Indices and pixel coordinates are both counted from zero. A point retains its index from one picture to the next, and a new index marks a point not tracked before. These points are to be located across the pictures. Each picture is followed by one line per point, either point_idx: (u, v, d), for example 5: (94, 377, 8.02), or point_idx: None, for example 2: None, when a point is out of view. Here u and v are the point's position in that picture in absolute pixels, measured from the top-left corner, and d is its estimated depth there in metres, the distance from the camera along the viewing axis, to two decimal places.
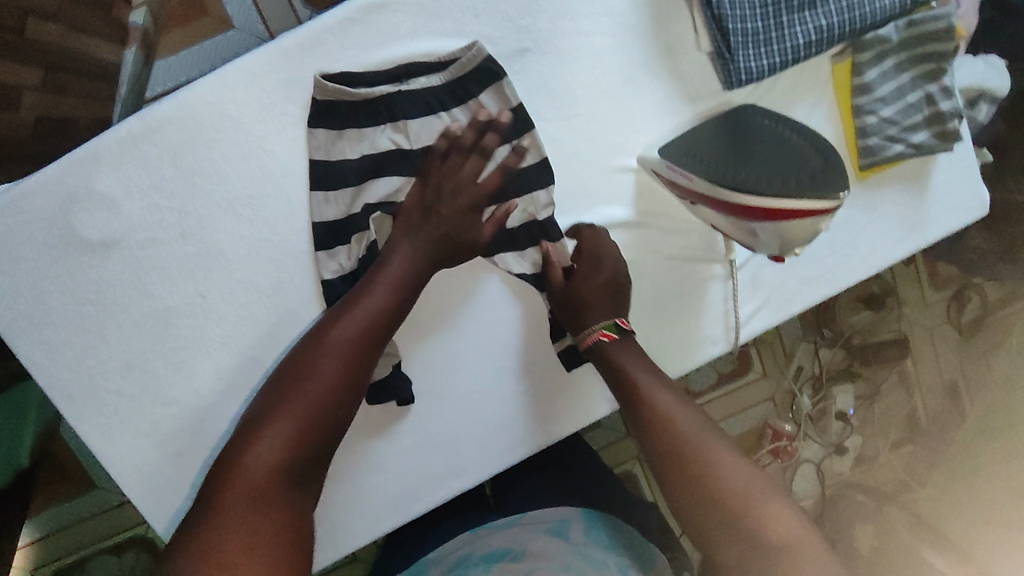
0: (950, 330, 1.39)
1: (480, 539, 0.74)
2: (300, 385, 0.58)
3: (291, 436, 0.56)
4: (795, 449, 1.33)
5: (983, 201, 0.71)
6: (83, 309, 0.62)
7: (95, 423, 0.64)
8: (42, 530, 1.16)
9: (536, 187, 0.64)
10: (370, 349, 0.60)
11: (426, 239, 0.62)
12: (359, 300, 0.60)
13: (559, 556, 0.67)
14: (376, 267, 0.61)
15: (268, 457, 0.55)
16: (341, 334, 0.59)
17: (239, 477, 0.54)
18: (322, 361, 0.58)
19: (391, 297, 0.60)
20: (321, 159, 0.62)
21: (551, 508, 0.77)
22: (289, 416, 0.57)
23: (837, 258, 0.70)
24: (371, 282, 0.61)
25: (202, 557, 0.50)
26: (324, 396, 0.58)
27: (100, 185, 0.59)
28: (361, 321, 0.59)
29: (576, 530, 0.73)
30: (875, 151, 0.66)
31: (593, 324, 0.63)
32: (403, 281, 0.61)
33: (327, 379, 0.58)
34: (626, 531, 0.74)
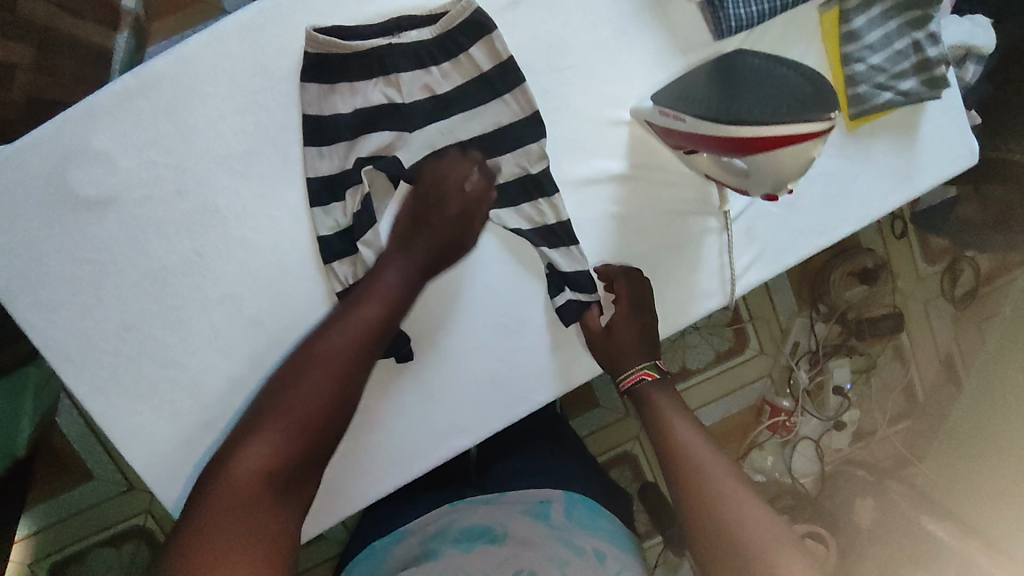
0: (944, 304, 1.40)
1: (459, 516, 0.74)
2: (290, 398, 0.58)
3: (280, 443, 0.56)
4: (794, 425, 1.34)
5: (972, 149, 0.72)
6: (80, 268, 0.62)
7: (93, 385, 0.64)
8: (38, 523, 1.14)
9: (530, 140, 0.64)
10: (361, 362, 0.60)
11: (418, 250, 0.63)
12: (352, 313, 0.61)
13: (539, 541, 0.67)
14: (370, 281, 0.62)
15: (256, 465, 0.55)
16: (333, 345, 0.60)
17: (225, 483, 0.55)
18: (313, 373, 0.59)
19: (384, 311, 0.61)
20: (314, 114, 0.62)
21: (530, 487, 0.78)
22: (279, 424, 0.57)
23: (829, 210, 0.71)
24: (364, 296, 0.61)
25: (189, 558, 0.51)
26: (313, 408, 0.58)
27: (96, 141, 0.60)
28: (354, 334, 0.60)
29: (558, 511, 0.73)
30: (865, 98, 0.67)
31: (634, 366, 0.68)
32: (395, 295, 0.62)
33: (317, 388, 0.58)
34: (606, 518, 0.75)
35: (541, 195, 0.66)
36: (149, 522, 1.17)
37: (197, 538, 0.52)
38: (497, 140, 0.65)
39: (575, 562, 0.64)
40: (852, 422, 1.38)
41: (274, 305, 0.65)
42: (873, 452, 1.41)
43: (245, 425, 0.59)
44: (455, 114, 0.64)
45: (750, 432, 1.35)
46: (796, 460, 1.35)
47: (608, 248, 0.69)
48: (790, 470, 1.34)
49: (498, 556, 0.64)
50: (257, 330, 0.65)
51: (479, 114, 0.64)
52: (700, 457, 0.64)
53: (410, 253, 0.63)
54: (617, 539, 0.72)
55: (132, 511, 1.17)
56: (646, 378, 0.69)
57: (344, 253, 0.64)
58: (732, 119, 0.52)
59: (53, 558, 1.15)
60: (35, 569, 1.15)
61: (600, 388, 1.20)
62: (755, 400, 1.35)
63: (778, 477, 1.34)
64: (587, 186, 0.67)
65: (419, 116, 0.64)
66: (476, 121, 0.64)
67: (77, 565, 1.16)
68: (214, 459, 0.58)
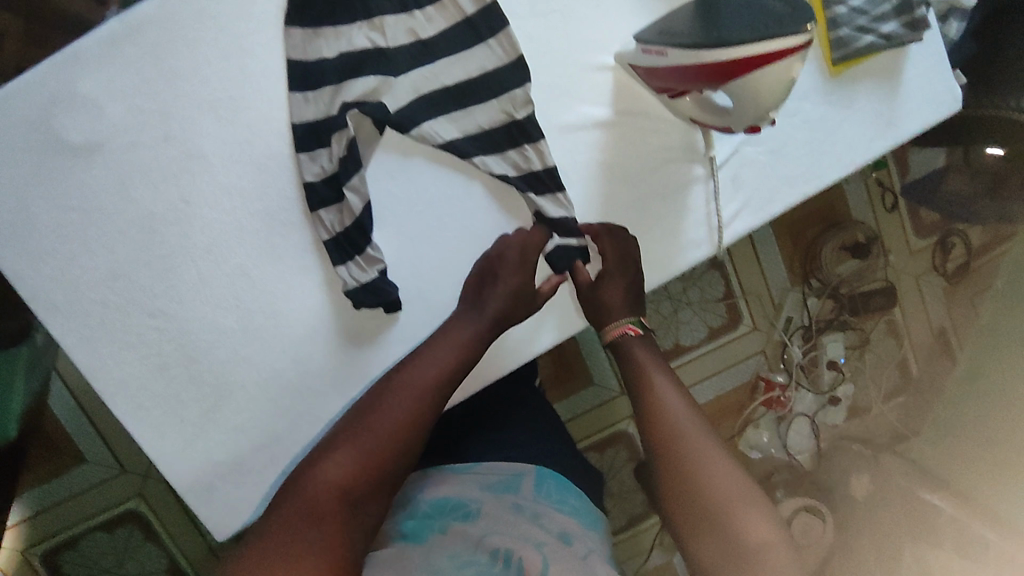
0: (937, 279, 1.36)
1: (429, 484, 0.71)
2: (369, 422, 0.58)
3: (358, 464, 0.56)
4: (788, 399, 1.28)
5: (955, 96, 0.73)
6: (68, 215, 0.63)
7: (80, 335, 0.64)
8: (31, 508, 1.12)
9: (514, 85, 0.65)
10: (436, 402, 0.61)
11: (490, 304, 0.64)
12: (428, 353, 0.62)
13: (511, 519, 0.63)
14: (447, 328, 0.64)
15: (331, 485, 0.55)
16: (411, 377, 0.61)
17: (302, 497, 0.54)
18: (391, 403, 0.59)
19: (459, 352, 0.62)
20: (299, 58, 0.63)
21: (504, 461, 0.74)
22: (358, 445, 0.57)
23: (814, 157, 0.71)
24: (440, 338, 0.63)
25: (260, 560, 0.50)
26: (390, 438, 0.58)
27: (82, 87, 0.61)
28: (432, 373, 0.61)
29: (529, 485, 0.70)
30: (847, 42, 0.69)
31: (620, 320, 0.68)
32: (470, 340, 0.63)
33: (395, 416, 0.59)
34: (574, 492, 0.72)
35: (527, 142, 0.66)
36: (141, 506, 1.13)
37: (266, 546, 0.51)
38: (481, 85, 0.65)
39: (553, 545, 0.61)
40: (847, 397, 1.32)
41: (260, 253, 0.65)
42: (868, 428, 1.34)
43: (320, 445, 0.59)
44: (439, 59, 0.65)
45: (744, 410, 1.29)
46: (791, 437, 1.29)
47: (595, 197, 0.69)
48: (785, 446, 1.28)
49: (477, 534, 0.61)
50: (243, 279, 0.65)
51: (463, 59, 0.65)
52: (681, 422, 0.63)
53: (490, 297, 0.64)
54: (581, 515, 0.69)
55: (124, 496, 1.13)
56: (629, 333, 0.68)
57: (329, 200, 0.65)
58: (705, 46, 0.54)
59: (47, 544, 1.12)
60: (29, 555, 1.12)
61: (593, 364, 1.18)
62: (750, 377, 1.29)
63: (773, 454, 1.29)
64: (573, 133, 0.68)
65: (403, 61, 0.64)
66: (459, 66, 0.65)
67: (72, 550, 1.13)
68: (290, 479, 0.57)
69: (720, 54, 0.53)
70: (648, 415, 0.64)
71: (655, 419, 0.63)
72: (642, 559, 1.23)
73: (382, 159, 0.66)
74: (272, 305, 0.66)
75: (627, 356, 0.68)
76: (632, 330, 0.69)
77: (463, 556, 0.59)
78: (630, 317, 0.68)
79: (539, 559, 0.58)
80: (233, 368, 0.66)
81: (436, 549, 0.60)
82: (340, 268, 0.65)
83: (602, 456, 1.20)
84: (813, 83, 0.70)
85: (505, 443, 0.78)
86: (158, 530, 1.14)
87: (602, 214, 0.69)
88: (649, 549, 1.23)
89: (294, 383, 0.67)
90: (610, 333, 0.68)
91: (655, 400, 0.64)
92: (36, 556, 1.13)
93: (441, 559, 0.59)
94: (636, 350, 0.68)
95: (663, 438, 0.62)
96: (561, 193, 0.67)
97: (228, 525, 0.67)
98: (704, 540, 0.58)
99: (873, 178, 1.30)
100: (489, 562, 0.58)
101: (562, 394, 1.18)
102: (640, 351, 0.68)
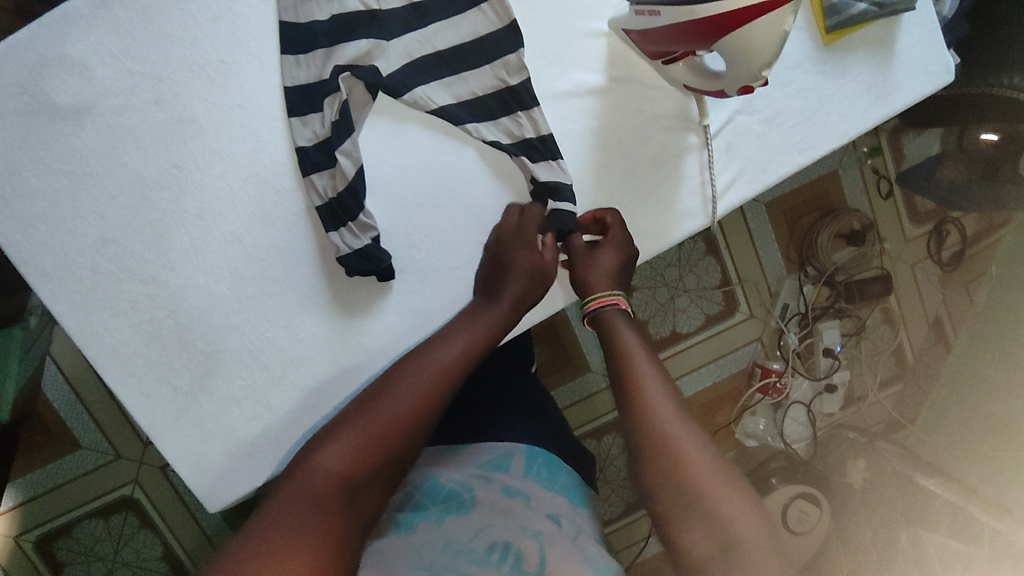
0: (931, 266, 1.34)
1: (423, 471, 0.70)
2: (376, 405, 0.58)
3: (363, 446, 0.55)
4: (784, 386, 1.26)
5: (948, 66, 0.73)
6: (57, 179, 0.63)
7: (71, 302, 0.64)
8: (25, 494, 1.11)
9: (508, 50, 0.65)
10: (443, 391, 0.60)
11: (506, 297, 0.64)
12: (440, 343, 0.62)
13: (507, 505, 0.62)
14: (460, 319, 0.64)
15: (336, 467, 0.54)
16: (422, 363, 0.60)
17: (306, 474, 0.53)
18: (401, 387, 0.59)
19: (470, 343, 0.62)
20: (290, 21, 0.64)
21: (496, 441, 0.73)
22: (364, 427, 0.56)
23: (808, 126, 0.71)
24: (453, 329, 0.63)
25: (260, 533, 0.49)
26: (398, 424, 0.57)
27: (72, 49, 0.61)
28: (444, 363, 0.61)
29: (518, 464, 0.69)
30: (841, 9, 0.69)
31: (603, 291, 0.66)
32: (482, 332, 0.63)
33: (403, 401, 0.58)
34: (563, 469, 0.72)
35: (520, 108, 0.66)
36: (137, 493, 1.12)
37: (269, 516, 0.50)
38: (473, 50, 0.66)
39: (551, 534, 0.60)
40: (843, 384, 1.31)
41: (251, 219, 0.65)
42: (864, 418, 1.34)
43: (325, 425, 0.58)
44: (431, 23, 0.65)
45: (741, 398, 1.29)
46: (788, 425, 1.29)
47: (590, 164, 0.69)
48: (782, 434, 1.28)
49: (474, 525, 0.60)
50: (235, 246, 0.65)
51: (455, 23, 0.66)
52: (662, 406, 0.59)
53: (506, 286, 0.65)
54: (571, 495, 0.68)
55: (120, 482, 1.12)
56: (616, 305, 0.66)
57: (322, 165, 0.65)
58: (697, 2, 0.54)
59: (41, 530, 1.11)
60: (21, 542, 1.11)
61: (588, 351, 1.18)
62: (746, 364, 1.28)
63: (769, 442, 1.29)
64: (567, 100, 0.68)
65: (396, 25, 0.65)
66: (451, 31, 0.66)
67: (66, 538, 1.12)
68: (293, 458, 0.56)
69: (712, 8, 0.53)
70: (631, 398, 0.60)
71: (636, 403, 0.60)
72: (638, 547, 1.22)
73: (376, 124, 0.66)
74: (264, 273, 0.66)
75: (611, 334, 0.65)
76: (618, 304, 0.66)
77: (459, 546, 0.58)
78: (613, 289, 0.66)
79: (537, 550, 0.57)
80: (224, 336, 0.65)
81: (430, 540, 0.59)
82: (333, 234, 0.65)
83: (599, 443, 1.20)
84: (805, 52, 0.70)
85: (502, 419, 0.78)
86: (153, 517, 1.13)
87: (596, 182, 0.69)
88: (643, 538, 1.22)
89: (286, 351, 0.66)
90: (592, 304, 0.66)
91: (642, 381, 0.61)
92: (30, 542, 1.12)
93: (435, 553, 0.57)
94: (621, 328, 0.65)
95: (647, 421, 0.58)
96: (555, 161, 0.67)
97: (221, 496, 0.67)
98: (689, 533, 0.53)
99: (868, 165, 1.29)
100: (485, 553, 0.56)
101: (557, 380, 1.18)
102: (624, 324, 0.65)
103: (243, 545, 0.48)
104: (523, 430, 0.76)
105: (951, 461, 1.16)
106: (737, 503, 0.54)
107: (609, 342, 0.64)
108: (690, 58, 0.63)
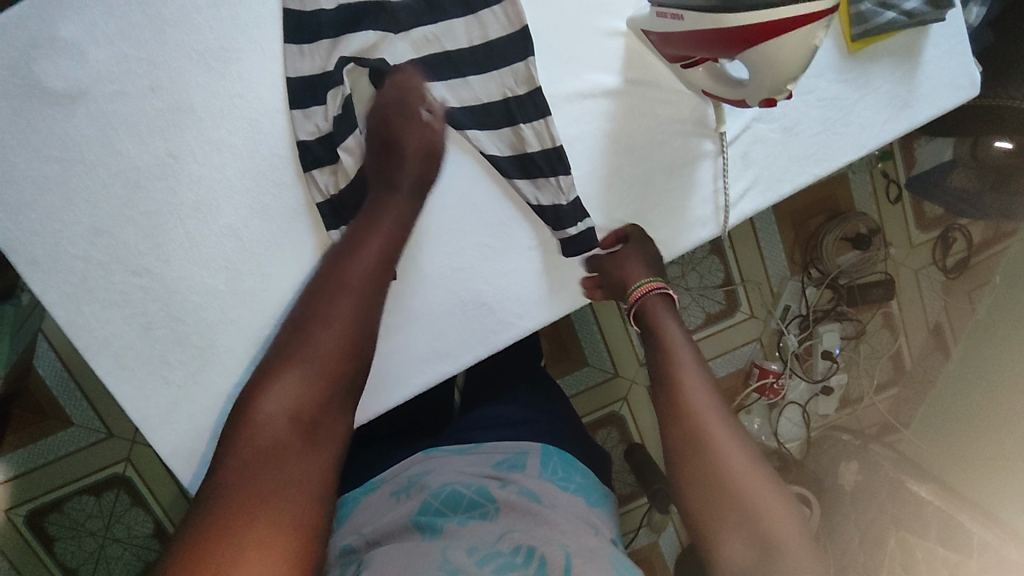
0: (936, 274, 1.32)
1: (436, 470, 0.67)
2: (308, 337, 0.57)
3: (301, 379, 0.55)
4: (783, 388, 1.25)
5: (974, 80, 0.71)
6: (49, 166, 0.60)
7: (61, 292, 0.62)
8: (16, 469, 1.10)
9: (522, 47, 0.63)
10: (373, 296, 0.59)
11: (399, 176, 0.63)
12: (353, 252, 0.60)
13: (527, 507, 0.60)
14: (370, 216, 0.62)
15: (277, 411, 0.53)
16: (343, 282, 0.59)
17: (254, 427, 0.52)
18: (331, 313, 0.57)
19: (388, 242, 0.61)
20: (295, 9, 0.61)
21: (510, 441, 0.72)
22: (300, 362, 0.55)
23: (827, 136, 0.69)
24: (367, 231, 0.61)
25: (219, 502, 0.47)
26: (332, 346, 0.56)
27: (65, 30, 0.59)
28: (367, 262, 0.60)
29: (534, 464, 0.68)
30: (868, 17, 0.67)
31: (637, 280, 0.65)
32: (394, 228, 0.62)
33: (336, 325, 0.57)
34: (580, 469, 0.70)
35: (524, 121, 0.64)
36: (129, 471, 1.12)
37: (224, 482, 0.48)
38: (484, 49, 0.63)
39: (575, 539, 0.57)
40: (840, 387, 1.30)
41: (248, 212, 0.63)
42: (859, 419, 1.34)
43: (261, 371, 0.56)
44: (443, 18, 0.63)
45: (737, 396, 1.28)
46: (782, 424, 1.28)
47: (600, 166, 0.67)
48: (776, 434, 1.28)
49: (497, 530, 0.57)
50: (231, 240, 0.63)
51: (468, 19, 0.63)
52: (702, 405, 0.58)
53: (404, 176, 0.63)
54: (587, 494, 0.67)
55: (111, 460, 1.11)
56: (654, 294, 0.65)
57: (324, 161, 0.63)
58: (720, 7, 0.52)
59: (32, 505, 1.11)
60: (13, 516, 1.11)
61: (589, 346, 1.17)
62: (744, 364, 1.27)
63: (763, 441, 1.28)
64: (580, 101, 0.66)
65: (406, 17, 0.63)
66: (461, 29, 0.63)
67: (57, 513, 1.11)
68: (237, 408, 0.55)
69: (737, 16, 0.51)
70: (672, 392, 0.59)
71: (673, 398, 0.59)
72: (628, 538, 1.22)
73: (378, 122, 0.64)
74: (260, 268, 0.64)
75: (654, 330, 0.64)
76: (655, 290, 0.65)
77: (484, 548, 0.55)
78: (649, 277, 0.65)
79: (562, 554, 0.54)
80: (219, 331, 0.64)
81: (455, 542, 0.56)
82: (333, 232, 0.64)
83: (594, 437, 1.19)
84: (829, 60, 0.68)
85: (503, 419, 0.77)
86: (144, 495, 1.12)
87: (606, 185, 0.67)
88: (635, 528, 1.22)
89: None
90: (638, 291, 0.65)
91: (680, 378, 0.60)
92: (21, 517, 1.11)
93: (459, 553, 0.54)
94: (664, 322, 0.64)
95: (686, 417, 0.57)
96: (555, 179, 0.65)
97: None
98: (724, 529, 0.52)
99: (877, 168, 1.27)
100: (510, 556, 0.54)
101: (559, 372, 1.17)
102: (664, 321, 0.64)
103: (214, 517, 0.46)
104: (520, 430, 0.75)
105: (949, 467, 1.14)
106: (774, 500, 0.53)
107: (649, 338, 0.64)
108: (710, 63, 0.61)
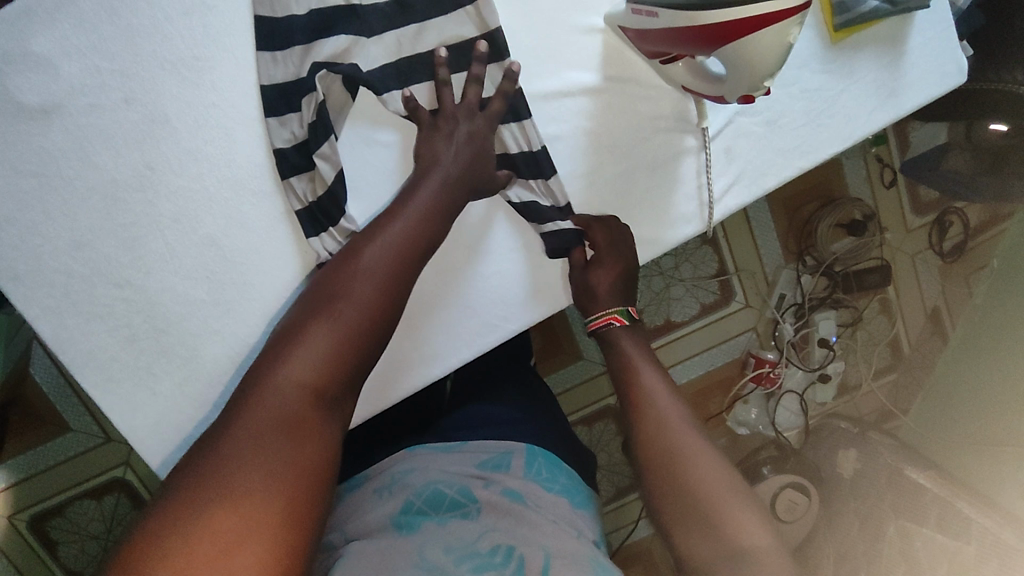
0: (932, 258, 1.31)
1: (420, 468, 0.67)
2: (333, 309, 0.54)
3: (326, 351, 0.52)
4: (778, 376, 1.25)
5: (961, 68, 0.70)
6: (25, 181, 0.60)
7: (44, 306, 0.61)
8: (16, 475, 1.10)
9: (495, 48, 0.62)
10: (400, 279, 0.57)
11: (439, 165, 0.61)
12: (382, 231, 0.59)
13: (507, 508, 0.60)
14: (402, 200, 0.60)
15: (299, 383, 0.50)
16: (370, 261, 0.57)
17: (269, 393, 0.49)
18: (357, 288, 0.55)
19: (418, 230, 0.59)
20: (266, 15, 0.60)
21: (496, 441, 0.72)
22: (325, 331, 0.53)
23: (811, 128, 0.68)
24: (394, 216, 0.59)
25: (222, 470, 0.45)
26: (359, 322, 0.54)
27: (36, 43, 0.58)
28: (392, 242, 0.58)
29: (518, 464, 0.67)
30: (851, 6, 0.66)
31: (606, 309, 0.65)
32: (426, 213, 0.59)
33: (362, 300, 0.55)
34: (565, 470, 0.71)
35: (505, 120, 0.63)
36: (128, 474, 1.12)
37: (231, 449, 0.46)
38: (459, 51, 0.63)
39: (556, 541, 0.57)
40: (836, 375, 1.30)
41: (227, 222, 0.63)
42: (858, 407, 1.33)
43: (281, 339, 0.54)
44: (416, 20, 0.62)
45: (732, 387, 1.28)
46: (780, 413, 1.29)
47: (582, 165, 0.66)
48: (773, 424, 1.29)
49: (477, 528, 0.57)
50: (211, 249, 0.63)
51: (441, 21, 0.62)
52: (666, 412, 0.60)
53: (444, 162, 0.61)
54: (571, 496, 0.66)
55: (110, 464, 1.11)
56: (615, 323, 0.66)
57: (302, 168, 0.63)
58: (693, 5, 0.51)
59: (33, 510, 1.11)
60: (15, 521, 1.11)
61: (583, 340, 1.17)
62: (739, 353, 1.27)
63: (760, 431, 1.29)
64: (558, 100, 0.65)
65: (377, 22, 0.62)
66: (435, 31, 0.63)
67: (58, 517, 1.12)
68: (249, 376, 0.52)
69: (708, 14, 0.51)
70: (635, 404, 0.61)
71: (641, 408, 0.60)
72: (627, 530, 1.23)
73: (353, 126, 0.63)
74: (242, 276, 0.63)
75: (614, 349, 0.65)
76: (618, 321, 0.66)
77: (461, 549, 0.55)
78: (617, 306, 0.66)
79: (541, 556, 0.54)
80: (203, 342, 0.63)
81: (432, 540, 0.56)
82: (313, 240, 0.63)
83: (590, 430, 1.20)
84: (812, 50, 0.67)
85: (494, 418, 0.77)
86: (143, 498, 1.13)
87: (588, 184, 0.66)
88: (632, 521, 1.22)
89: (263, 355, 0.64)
90: (595, 322, 0.66)
91: (644, 388, 0.61)
92: (24, 522, 1.12)
93: (436, 553, 0.54)
94: (623, 341, 0.65)
95: (649, 427, 0.59)
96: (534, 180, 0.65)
97: None
98: (690, 531, 0.54)
99: (871, 153, 1.26)
100: (488, 556, 0.54)
101: (551, 368, 1.17)
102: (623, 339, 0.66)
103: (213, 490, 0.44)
104: (509, 430, 0.75)
105: (947, 453, 1.13)
106: (740, 502, 0.54)
107: (616, 359, 0.65)
108: (689, 59, 0.60)
